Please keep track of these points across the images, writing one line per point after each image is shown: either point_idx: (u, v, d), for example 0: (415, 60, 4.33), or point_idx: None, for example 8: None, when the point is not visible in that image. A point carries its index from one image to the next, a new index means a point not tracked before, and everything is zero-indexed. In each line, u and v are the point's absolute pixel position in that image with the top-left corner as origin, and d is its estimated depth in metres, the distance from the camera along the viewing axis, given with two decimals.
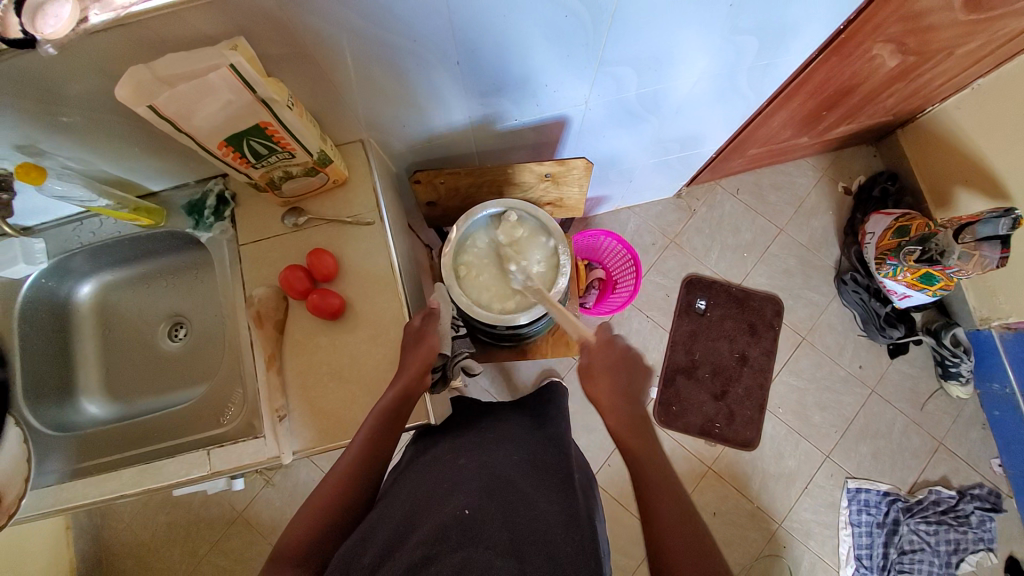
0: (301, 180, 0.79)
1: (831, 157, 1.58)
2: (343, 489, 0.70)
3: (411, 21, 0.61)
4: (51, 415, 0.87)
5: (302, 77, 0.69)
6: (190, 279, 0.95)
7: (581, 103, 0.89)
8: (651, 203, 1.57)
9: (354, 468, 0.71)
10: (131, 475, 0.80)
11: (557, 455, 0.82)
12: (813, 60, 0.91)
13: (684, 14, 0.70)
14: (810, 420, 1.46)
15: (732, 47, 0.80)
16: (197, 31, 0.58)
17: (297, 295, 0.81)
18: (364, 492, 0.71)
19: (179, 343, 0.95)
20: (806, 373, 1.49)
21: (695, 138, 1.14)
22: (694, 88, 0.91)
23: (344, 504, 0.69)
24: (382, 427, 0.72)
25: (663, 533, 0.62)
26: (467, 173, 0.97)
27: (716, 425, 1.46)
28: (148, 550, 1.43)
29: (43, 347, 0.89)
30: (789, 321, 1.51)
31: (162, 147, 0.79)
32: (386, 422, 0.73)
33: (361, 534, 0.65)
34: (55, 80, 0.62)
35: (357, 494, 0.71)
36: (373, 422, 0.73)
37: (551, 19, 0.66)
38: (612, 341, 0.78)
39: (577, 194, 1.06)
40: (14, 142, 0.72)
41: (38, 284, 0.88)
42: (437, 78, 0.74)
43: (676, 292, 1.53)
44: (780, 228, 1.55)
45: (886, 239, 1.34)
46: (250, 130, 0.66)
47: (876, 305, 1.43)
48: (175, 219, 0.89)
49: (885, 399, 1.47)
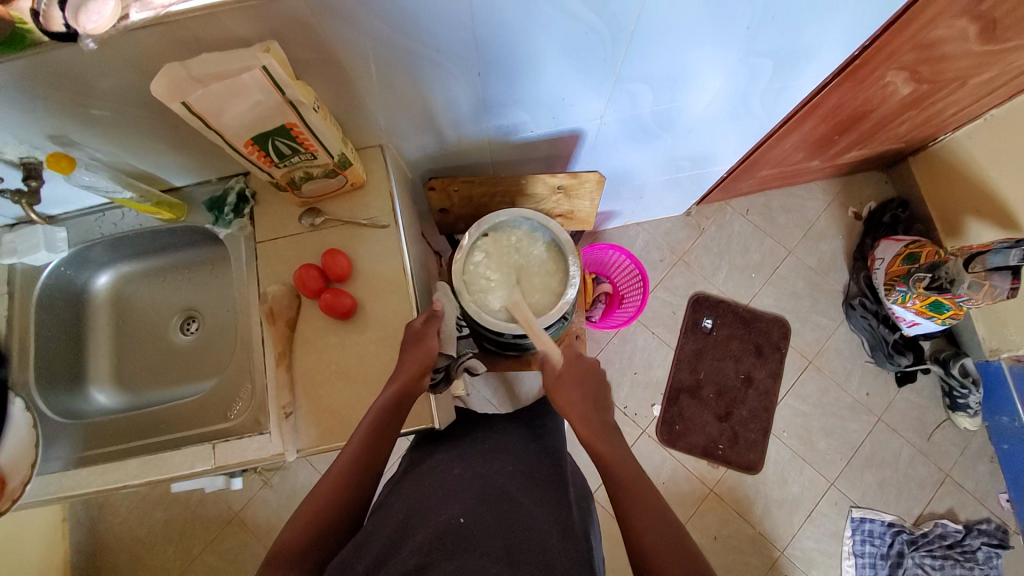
0: (321, 181, 0.81)
1: (842, 183, 1.59)
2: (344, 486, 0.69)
3: (438, 31, 0.64)
4: (60, 402, 0.89)
5: (328, 82, 0.71)
6: (206, 273, 0.97)
7: (596, 118, 0.91)
8: (661, 220, 1.59)
9: (354, 461, 0.70)
10: (136, 466, 0.81)
11: (551, 467, 0.82)
12: (826, 85, 0.93)
13: (701, 35, 0.72)
14: (815, 446, 1.45)
15: (747, 68, 0.82)
16: (232, 33, 0.60)
17: (310, 293, 0.82)
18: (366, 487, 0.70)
19: (190, 337, 0.96)
20: (812, 398, 1.47)
21: (707, 156, 1.15)
22: (708, 107, 0.93)
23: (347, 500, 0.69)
24: (376, 429, 0.72)
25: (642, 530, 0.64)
26: (481, 182, 0.98)
27: (719, 447, 1.44)
28: (142, 545, 1.42)
29: (58, 334, 0.91)
30: (797, 344, 1.51)
31: (186, 143, 0.80)
32: (385, 421, 0.72)
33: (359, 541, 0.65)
34: (89, 74, 0.64)
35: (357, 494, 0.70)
36: (370, 418, 0.72)
37: (572, 36, 0.68)
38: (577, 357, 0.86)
39: (588, 208, 1.07)
40: (46, 132, 0.74)
41: (57, 272, 0.90)
42: (455, 88, 0.76)
43: (682, 311, 1.53)
44: (790, 250, 1.56)
45: (896, 265, 1.34)
46: (277, 130, 0.67)
47: (884, 331, 1.42)
48: (196, 215, 0.91)
49: (892, 428, 1.46)
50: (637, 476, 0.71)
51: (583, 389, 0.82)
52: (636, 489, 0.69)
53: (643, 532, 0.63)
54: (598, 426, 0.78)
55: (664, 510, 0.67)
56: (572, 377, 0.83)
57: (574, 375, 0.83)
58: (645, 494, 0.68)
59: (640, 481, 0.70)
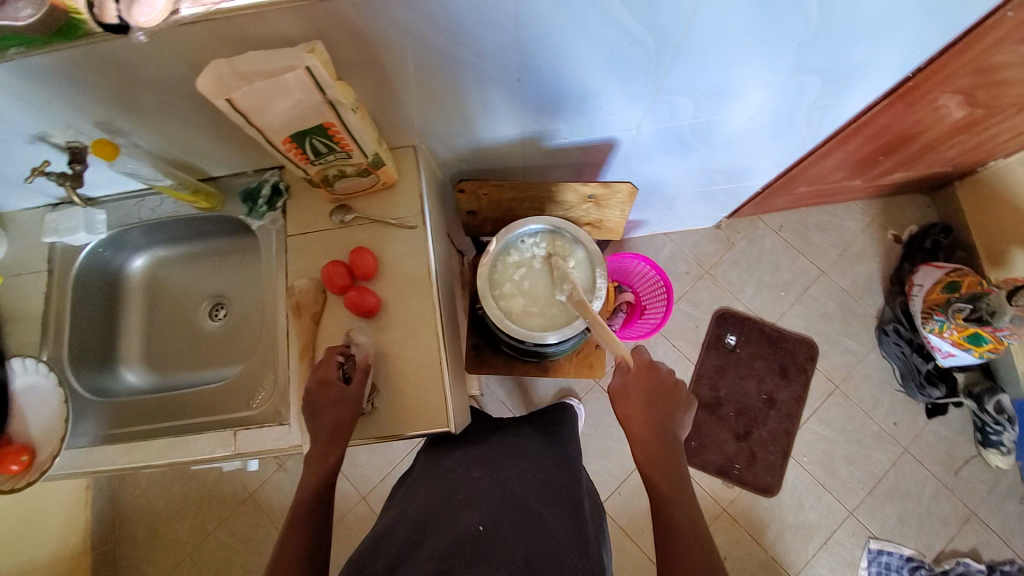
0: (354, 179, 0.81)
1: (882, 204, 1.53)
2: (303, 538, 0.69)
3: (480, 36, 0.63)
4: (92, 380, 0.92)
5: (368, 83, 0.71)
6: (236, 261, 0.99)
7: (632, 128, 0.89)
8: (689, 231, 1.55)
9: (306, 517, 0.71)
10: (160, 447, 0.82)
11: (568, 476, 0.81)
12: (875, 105, 0.89)
13: (748, 50, 0.70)
14: (836, 473, 1.40)
15: (795, 85, 0.80)
16: (280, 32, 0.61)
17: (336, 290, 0.83)
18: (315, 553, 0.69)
19: (218, 323, 0.98)
20: (836, 424, 1.43)
21: (744, 171, 1.12)
22: (750, 122, 0.90)
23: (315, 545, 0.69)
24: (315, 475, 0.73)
25: (675, 535, 0.68)
26: (511, 186, 0.97)
27: (735, 466, 1.41)
28: (159, 518, 1.47)
29: (93, 314, 0.94)
30: (824, 367, 1.46)
31: (225, 135, 0.82)
32: (321, 490, 0.73)
33: (378, 547, 0.66)
34: (139, 65, 0.65)
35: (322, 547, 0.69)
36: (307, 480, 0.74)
37: (615, 47, 0.67)
38: (653, 366, 0.80)
39: (618, 217, 1.05)
40: (94, 119, 0.75)
41: (95, 253, 0.92)
42: (493, 93, 0.75)
43: (706, 325, 1.50)
44: (823, 270, 1.51)
45: (935, 294, 1.29)
46: (315, 129, 0.67)
47: (917, 360, 1.37)
48: (230, 205, 0.92)
49: (918, 460, 1.40)
50: (682, 483, 0.73)
51: (651, 404, 0.78)
52: (679, 500, 0.72)
53: (678, 546, 0.67)
54: (660, 441, 0.76)
55: (701, 528, 0.69)
56: (641, 391, 0.79)
57: (642, 389, 0.79)
58: (685, 512, 0.70)
59: (684, 496, 0.72)
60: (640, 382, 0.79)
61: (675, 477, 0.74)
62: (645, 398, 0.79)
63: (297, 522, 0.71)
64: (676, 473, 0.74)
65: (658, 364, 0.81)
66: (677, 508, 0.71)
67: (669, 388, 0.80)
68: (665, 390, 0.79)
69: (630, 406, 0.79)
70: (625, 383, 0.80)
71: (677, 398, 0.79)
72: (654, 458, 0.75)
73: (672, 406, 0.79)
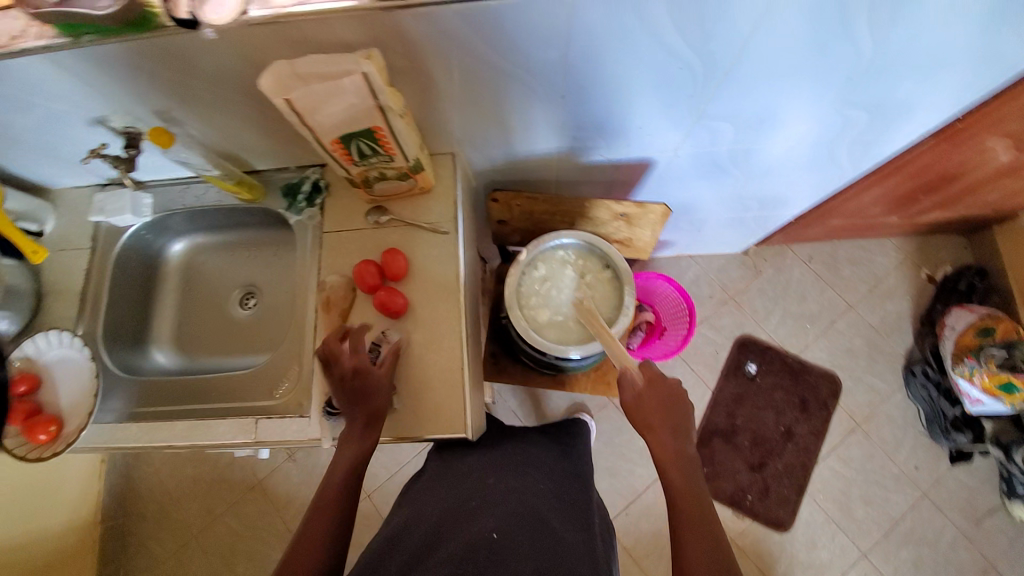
0: (393, 182, 0.83)
1: (917, 242, 1.50)
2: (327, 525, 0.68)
3: (532, 52, 0.64)
4: (124, 357, 0.94)
5: (417, 91, 0.73)
6: (271, 252, 1.02)
7: (669, 150, 0.90)
8: (716, 255, 1.54)
9: (339, 496, 0.71)
10: (183, 428, 0.84)
11: (580, 491, 0.81)
12: (919, 143, 0.88)
13: (797, 80, 0.70)
14: (851, 514, 1.36)
15: (840, 118, 0.79)
16: (339, 37, 0.63)
17: (366, 288, 0.84)
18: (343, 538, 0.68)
19: (248, 311, 1.01)
20: (855, 463, 1.39)
21: (778, 199, 1.11)
22: (790, 151, 0.89)
23: (328, 543, 0.67)
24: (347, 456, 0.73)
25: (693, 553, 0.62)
26: (545, 200, 0.98)
27: (747, 497, 1.38)
28: (169, 497, 1.49)
29: (130, 293, 0.97)
30: (846, 404, 1.43)
31: (273, 131, 0.84)
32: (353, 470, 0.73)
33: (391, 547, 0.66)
34: (203, 60, 0.68)
35: (334, 550, 0.67)
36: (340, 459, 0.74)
37: (663, 70, 0.67)
38: (660, 377, 0.75)
39: (648, 237, 1.05)
40: (153, 108, 0.79)
41: (138, 235, 0.96)
42: (536, 108, 0.77)
43: (726, 351, 1.48)
44: (851, 305, 1.48)
45: (966, 337, 1.27)
46: (363, 132, 0.69)
47: (944, 404, 1.34)
48: (271, 198, 0.95)
49: (938, 508, 1.36)
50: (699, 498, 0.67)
51: (665, 414, 0.72)
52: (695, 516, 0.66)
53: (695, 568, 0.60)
54: (676, 452, 0.71)
55: (721, 547, 0.63)
56: (654, 400, 0.73)
57: (654, 398, 0.73)
58: (705, 528, 0.64)
59: (702, 507, 0.66)
60: (651, 391, 0.74)
61: (691, 491, 0.68)
62: (657, 407, 0.73)
63: (329, 501, 0.71)
64: (693, 488, 0.68)
65: (663, 376, 0.75)
66: (693, 521, 0.65)
67: (680, 399, 0.74)
68: (676, 398, 0.74)
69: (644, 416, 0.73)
70: (637, 394, 0.74)
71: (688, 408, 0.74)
72: (671, 468, 0.69)
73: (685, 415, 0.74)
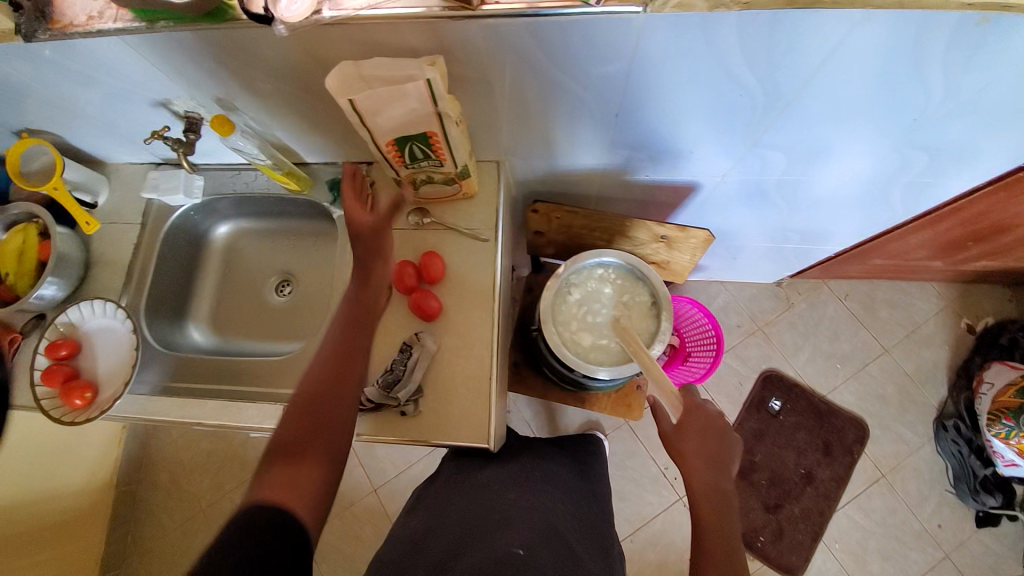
0: (438, 186, 0.84)
1: (959, 290, 1.45)
2: (325, 394, 0.63)
3: (594, 69, 0.64)
4: (163, 332, 0.97)
5: (472, 99, 0.74)
6: (310, 243, 1.04)
7: (717, 176, 0.89)
8: (747, 284, 1.51)
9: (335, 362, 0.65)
10: (213, 408, 0.86)
11: (599, 519, 0.80)
12: (977, 190, 0.85)
13: (860, 116, 0.68)
14: (868, 566, 1.31)
15: (898, 158, 0.77)
16: (405, 42, 0.64)
17: (403, 289, 0.84)
18: (356, 398, 0.65)
19: (283, 298, 1.03)
20: (876, 515, 1.34)
21: (821, 234, 1.09)
22: (840, 186, 0.87)
23: (326, 416, 0.62)
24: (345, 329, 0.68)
25: None
26: (585, 215, 0.98)
27: (759, 538, 1.35)
28: (182, 470, 1.52)
29: (175, 271, 1.00)
30: (872, 451, 1.38)
31: (327, 127, 0.86)
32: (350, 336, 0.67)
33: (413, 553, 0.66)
34: (271, 55, 0.70)
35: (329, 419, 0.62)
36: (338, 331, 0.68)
37: (723, 96, 0.67)
38: (703, 407, 0.73)
39: (685, 261, 1.05)
40: (216, 95, 0.81)
41: (186, 215, 0.99)
42: (590, 125, 0.77)
43: (750, 384, 1.44)
44: (884, 348, 1.44)
45: (1005, 396, 1.20)
46: (417, 136, 0.70)
47: (974, 463, 1.28)
48: (317, 191, 0.97)
49: (959, 570, 1.30)
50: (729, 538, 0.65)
51: (705, 445, 0.70)
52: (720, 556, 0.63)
53: None
54: (711, 485, 0.68)
55: None
56: (697, 430, 0.71)
57: (697, 428, 0.71)
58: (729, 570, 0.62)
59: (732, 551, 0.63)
60: (694, 419, 0.72)
61: (723, 530, 0.65)
62: (698, 437, 0.71)
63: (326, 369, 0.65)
64: (726, 527, 0.65)
65: (706, 405, 0.73)
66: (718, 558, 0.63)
67: (725, 435, 0.71)
68: (718, 431, 0.71)
69: (683, 443, 0.71)
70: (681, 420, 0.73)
71: (732, 446, 0.71)
72: (703, 502, 0.67)
73: (727, 451, 0.71)
